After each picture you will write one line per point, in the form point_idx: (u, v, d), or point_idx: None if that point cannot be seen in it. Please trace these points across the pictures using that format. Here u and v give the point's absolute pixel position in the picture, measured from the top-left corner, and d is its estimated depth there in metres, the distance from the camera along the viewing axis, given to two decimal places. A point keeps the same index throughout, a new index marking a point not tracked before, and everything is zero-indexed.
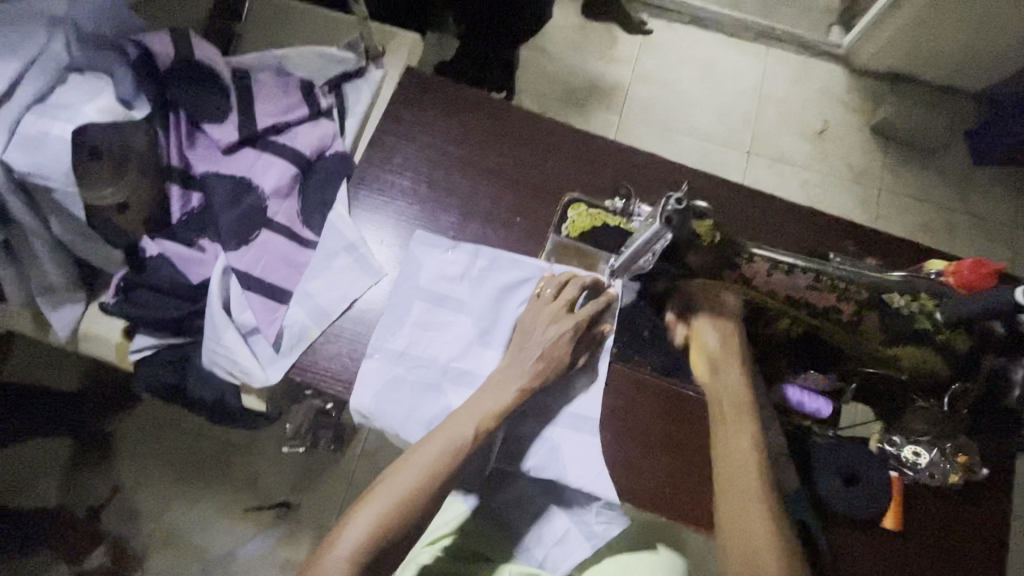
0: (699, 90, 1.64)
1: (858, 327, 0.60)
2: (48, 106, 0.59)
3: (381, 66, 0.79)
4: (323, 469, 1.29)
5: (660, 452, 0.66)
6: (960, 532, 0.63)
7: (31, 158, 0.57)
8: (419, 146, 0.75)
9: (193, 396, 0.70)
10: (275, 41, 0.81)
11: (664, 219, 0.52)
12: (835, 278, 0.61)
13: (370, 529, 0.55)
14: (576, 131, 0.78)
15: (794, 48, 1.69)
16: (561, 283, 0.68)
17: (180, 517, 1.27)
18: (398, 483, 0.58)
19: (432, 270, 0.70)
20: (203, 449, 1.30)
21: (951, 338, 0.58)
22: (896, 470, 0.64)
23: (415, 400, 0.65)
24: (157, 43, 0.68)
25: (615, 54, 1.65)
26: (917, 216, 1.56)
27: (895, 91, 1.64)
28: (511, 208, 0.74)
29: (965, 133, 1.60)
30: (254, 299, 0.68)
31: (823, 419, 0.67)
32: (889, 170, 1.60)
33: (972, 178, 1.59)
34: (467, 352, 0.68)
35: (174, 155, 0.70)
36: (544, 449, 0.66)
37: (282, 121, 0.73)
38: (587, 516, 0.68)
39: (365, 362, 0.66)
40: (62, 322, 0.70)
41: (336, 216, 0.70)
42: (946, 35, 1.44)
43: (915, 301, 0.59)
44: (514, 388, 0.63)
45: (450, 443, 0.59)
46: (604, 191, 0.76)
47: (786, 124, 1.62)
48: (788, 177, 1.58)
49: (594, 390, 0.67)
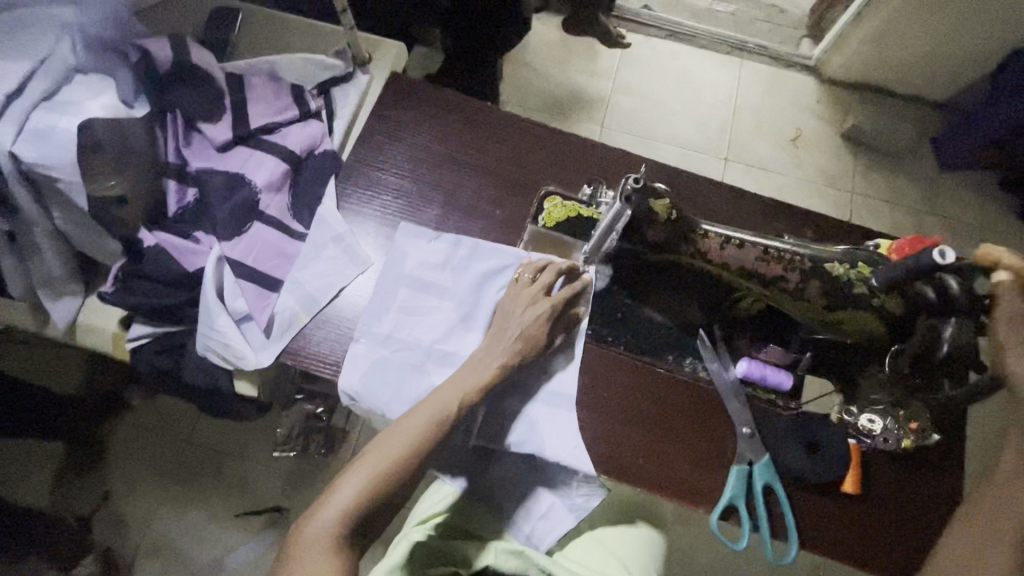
0: (676, 100, 1.71)
1: (802, 294, 0.63)
2: (56, 103, 0.64)
3: (367, 71, 0.84)
4: (314, 473, 1.31)
5: (633, 426, 0.70)
6: (913, 494, 0.68)
7: (40, 151, 0.62)
8: (403, 145, 0.80)
9: (188, 382, 0.74)
10: (267, 49, 0.86)
11: (623, 197, 0.58)
12: (780, 251, 0.64)
13: (357, 495, 0.59)
14: (551, 131, 0.83)
15: (766, 60, 1.77)
16: (539, 268, 0.72)
17: (171, 522, 1.28)
18: (382, 454, 0.61)
19: (415, 258, 0.74)
20: (195, 454, 1.31)
21: (882, 301, 0.60)
22: (854, 438, 0.68)
23: (400, 380, 0.69)
24: (157, 47, 0.73)
25: (595, 66, 1.73)
26: (887, 217, 1.63)
27: (863, 100, 1.72)
28: (490, 201, 0.79)
29: (931, 139, 1.68)
30: (247, 286, 0.72)
31: (785, 392, 0.71)
32: (859, 174, 1.67)
33: (938, 182, 1.67)
34: (450, 334, 0.72)
35: (171, 151, 0.75)
36: (524, 425, 0.69)
37: (274, 122, 0.78)
38: (571, 488, 0.72)
39: (352, 345, 0.69)
40: (62, 313, 0.73)
41: (324, 210, 0.75)
42: (907, 45, 1.53)
43: (853, 269, 0.62)
44: (495, 365, 0.66)
45: (434, 415, 0.63)
46: (578, 185, 0.81)
47: (760, 131, 1.69)
48: (763, 182, 1.65)
49: (570, 369, 0.71)
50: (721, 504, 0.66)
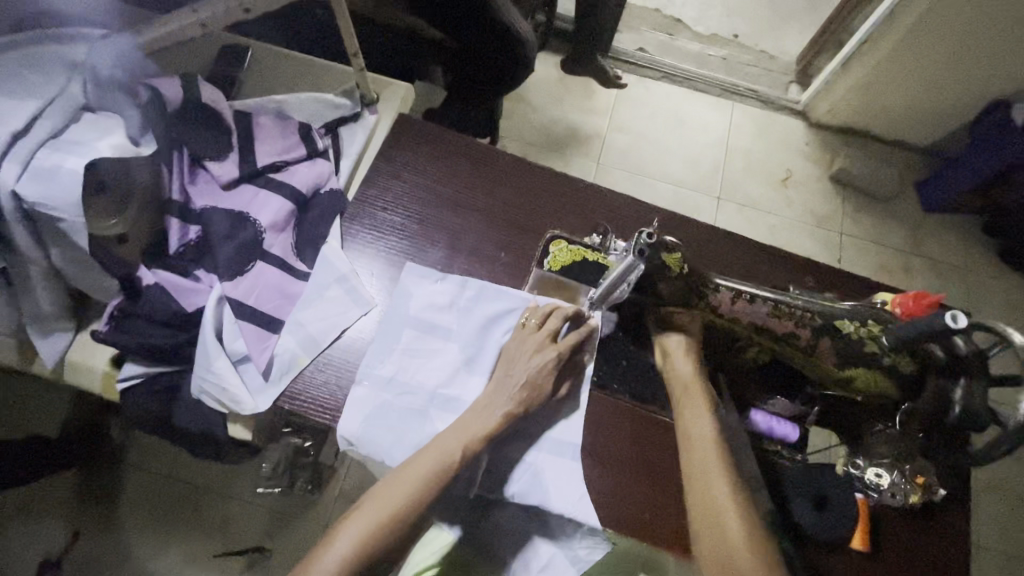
0: (670, 140, 1.75)
1: (815, 351, 0.64)
2: (63, 142, 0.64)
3: (375, 111, 0.86)
4: (300, 511, 1.26)
5: (639, 477, 0.69)
6: (919, 549, 0.67)
7: (43, 190, 0.61)
8: (409, 185, 0.80)
9: (180, 425, 0.71)
10: (274, 87, 0.86)
11: (636, 251, 0.58)
12: (792, 307, 0.65)
13: (354, 546, 0.57)
14: (557, 175, 0.84)
15: (757, 104, 1.83)
16: (545, 314, 0.71)
17: (144, 564, 1.21)
18: (383, 501, 0.59)
19: (421, 300, 0.73)
20: (174, 491, 1.26)
21: (896, 362, 0.62)
22: (862, 492, 0.68)
23: (402, 425, 0.67)
24: (167, 86, 0.73)
25: (592, 105, 1.77)
26: (877, 258, 1.66)
27: (849, 144, 1.78)
28: (496, 244, 0.79)
29: (915, 183, 1.74)
30: (247, 327, 0.70)
31: (792, 444, 0.71)
32: (848, 215, 1.71)
33: (924, 224, 1.71)
34: (454, 378, 0.70)
35: (176, 187, 0.73)
36: (527, 473, 0.67)
37: (282, 160, 0.78)
38: (573, 540, 0.69)
39: (353, 389, 0.68)
40: (49, 350, 0.71)
41: (328, 249, 0.74)
42: (892, 92, 1.59)
43: (863, 327, 0.63)
44: (501, 412, 0.65)
45: (438, 463, 0.61)
46: (584, 230, 0.81)
47: (753, 172, 1.73)
48: (756, 221, 1.68)
49: (575, 417, 0.70)
50: None
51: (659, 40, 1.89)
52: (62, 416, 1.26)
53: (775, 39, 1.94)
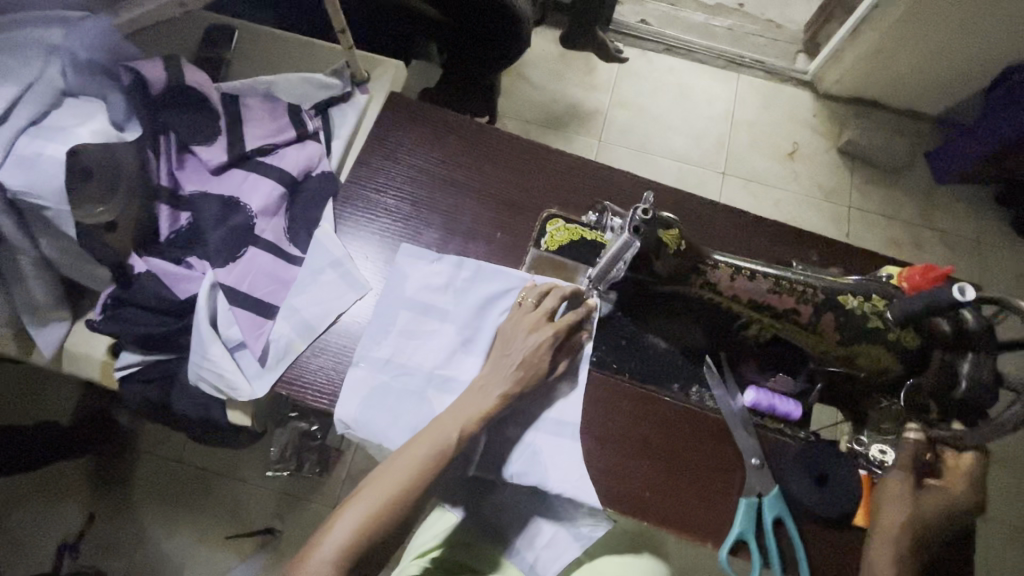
0: (673, 114, 1.71)
1: (817, 326, 0.65)
2: (43, 128, 0.64)
3: (365, 90, 0.84)
4: (308, 493, 1.27)
5: (640, 459, 0.68)
6: None
7: (26, 179, 0.61)
8: (402, 165, 0.78)
9: (178, 412, 0.71)
10: (260, 68, 0.84)
11: (631, 228, 0.59)
12: (793, 283, 0.65)
13: (355, 529, 0.57)
14: (552, 151, 0.82)
15: (763, 75, 1.77)
16: (543, 292, 0.70)
17: (157, 546, 1.24)
18: (382, 486, 0.60)
19: (416, 280, 0.72)
20: (183, 476, 1.28)
21: (901, 337, 0.63)
22: (865, 468, 0.66)
23: (400, 406, 0.67)
24: (149, 68, 0.74)
25: (593, 80, 1.72)
26: (886, 231, 1.62)
27: (859, 115, 1.72)
28: (492, 223, 0.77)
29: (926, 155, 1.68)
30: (242, 314, 0.70)
31: (794, 421, 0.70)
32: (857, 188, 1.66)
33: (935, 197, 1.66)
34: (451, 359, 0.70)
35: (164, 175, 0.74)
36: (526, 453, 0.67)
37: (271, 143, 0.77)
38: (576, 518, 0.69)
39: (351, 370, 0.67)
40: (47, 339, 0.71)
41: (321, 234, 0.73)
42: (904, 59, 1.53)
43: (867, 303, 0.64)
44: (497, 392, 0.65)
45: (433, 447, 0.61)
46: (581, 207, 0.79)
47: (759, 146, 1.69)
48: (762, 196, 1.64)
49: (573, 396, 0.69)
50: (729, 539, 0.64)
51: (661, 11, 1.84)
52: (71, 402, 1.28)
53: (782, 6, 1.87)
